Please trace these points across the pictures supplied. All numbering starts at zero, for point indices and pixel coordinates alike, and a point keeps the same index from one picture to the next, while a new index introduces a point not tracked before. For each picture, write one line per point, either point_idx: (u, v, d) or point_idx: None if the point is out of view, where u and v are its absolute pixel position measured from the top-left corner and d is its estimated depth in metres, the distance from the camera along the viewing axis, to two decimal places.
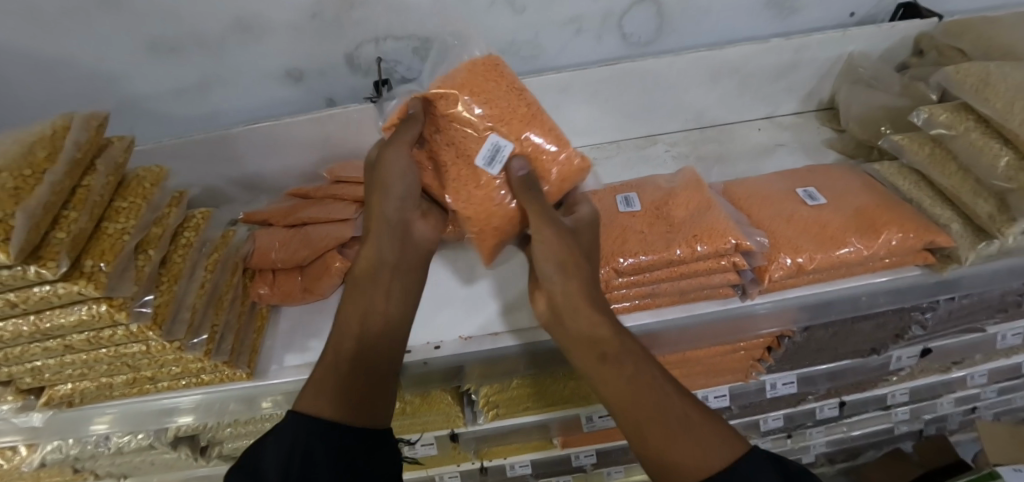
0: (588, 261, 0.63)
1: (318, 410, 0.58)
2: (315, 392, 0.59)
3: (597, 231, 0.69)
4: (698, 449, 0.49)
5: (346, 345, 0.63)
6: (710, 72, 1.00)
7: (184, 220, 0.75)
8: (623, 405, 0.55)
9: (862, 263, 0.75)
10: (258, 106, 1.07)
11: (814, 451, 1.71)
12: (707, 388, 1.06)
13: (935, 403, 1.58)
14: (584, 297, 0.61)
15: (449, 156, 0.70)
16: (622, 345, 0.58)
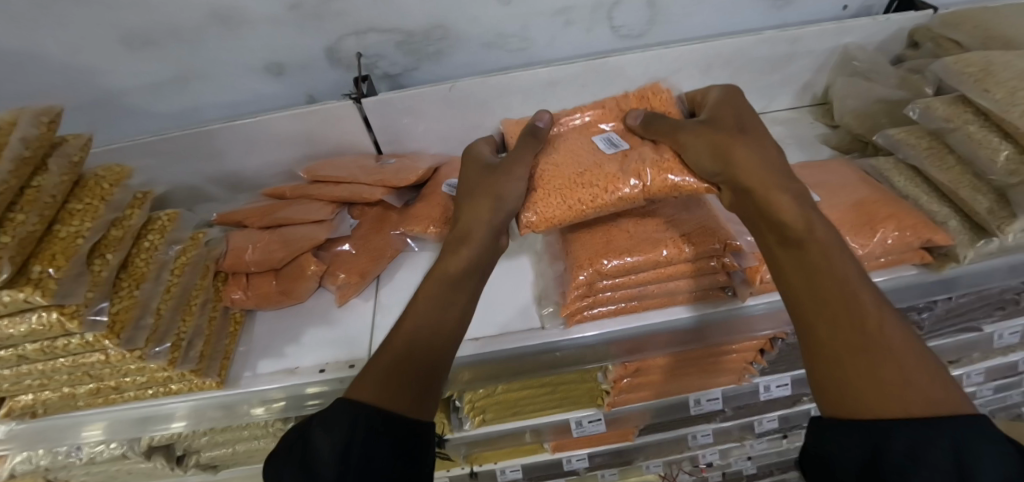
0: (739, 139, 0.64)
1: (370, 390, 0.49)
2: (373, 372, 0.52)
3: (740, 104, 0.72)
4: (901, 376, 0.41)
5: (411, 331, 0.56)
6: (703, 66, 0.96)
7: (148, 222, 0.71)
8: (813, 312, 0.48)
9: (858, 262, 0.72)
10: (234, 103, 1.00)
11: None
12: (701, 390, 1.03)
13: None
14: (769, 188, 0.58)
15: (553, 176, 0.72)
16: (807, 240, 0.52)
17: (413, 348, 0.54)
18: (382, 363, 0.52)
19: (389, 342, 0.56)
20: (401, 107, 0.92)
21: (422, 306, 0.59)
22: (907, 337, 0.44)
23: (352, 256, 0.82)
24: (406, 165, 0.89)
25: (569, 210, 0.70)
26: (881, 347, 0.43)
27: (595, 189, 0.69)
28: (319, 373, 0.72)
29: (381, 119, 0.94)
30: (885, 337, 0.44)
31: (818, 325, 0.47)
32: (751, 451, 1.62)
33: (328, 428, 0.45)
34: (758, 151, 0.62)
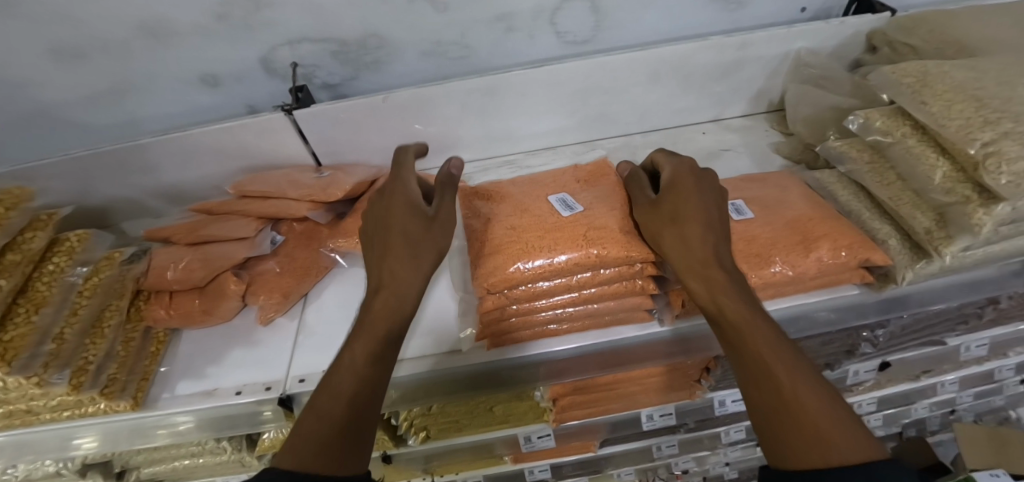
0: (688, 216, 0.59)
1: (305, 453, 0.45)
2: (307, 432, 0.47)
3: (694, 184, 0.64)
4: (821, 434, 0.41)
5: (338, 389, 0.51)
6: (649, 72, 0.93)
7: (56, 244, 0.71)
8: (743, 373, 0.49)
9: (791, 283, 0.69)
10: (174, 114, 0.99)
11: None
12: (652, 407, 0.99)
13: (908, 409, 1.52)
14: (692, 248, 0.57)
15: (498, 235, 0.67)
16: (732, 297, 0.53)
17: (347, 399, 0.51)
18: (313, 424, 0.48)
19: (316, 398, 0.52)
20: (335, 118, 0.90)
21: (350, 354, 0.54)
22: (827, 393, 0.45)
23: (274, 274, 0.80)
24: (336, 179, 0.87)
25: (526, 268, 0.63)
26: (801, 399, 0.44)
27: (552, 253, 0.63)
28: (236, 395, 0.70)
29: (316, 131, 0.91)
30: (803, 389, 0.45)
31: (750, 389, 0.48)
32: (725, 459, 1.59)
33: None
34: (692, 205, 0.60)
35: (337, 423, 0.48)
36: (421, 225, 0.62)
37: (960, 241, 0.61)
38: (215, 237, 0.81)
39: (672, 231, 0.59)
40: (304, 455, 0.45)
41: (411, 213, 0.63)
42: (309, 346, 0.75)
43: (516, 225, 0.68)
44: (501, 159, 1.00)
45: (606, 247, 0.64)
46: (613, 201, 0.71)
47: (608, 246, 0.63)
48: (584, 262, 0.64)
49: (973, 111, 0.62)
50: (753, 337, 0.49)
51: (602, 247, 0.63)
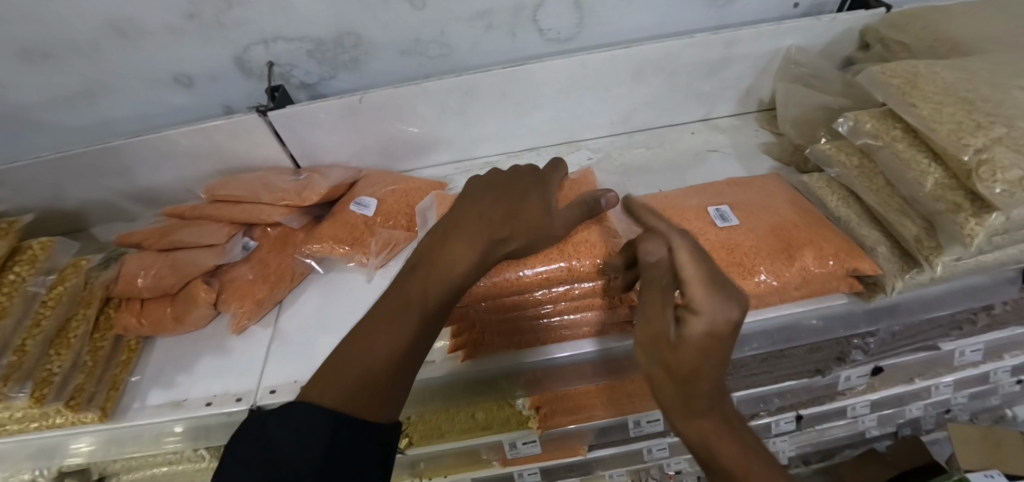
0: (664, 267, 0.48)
1: (332, 391, 0.45)
2: (342, 365, 0.47)
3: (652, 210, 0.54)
4: None
5: (391, 322, 0.49)
6: (633, 71, 0.90)
7: (18, 252, 0.68)
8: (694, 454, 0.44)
9: (774, 293, 0.67)
10: (150, 114, 0.97)
11: (782, 458, 1.64)
12: (639, 413, 0.97)
13: (902, 411, 1.50)
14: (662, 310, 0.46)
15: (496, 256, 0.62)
16: (716, 395, 0.44)
17: (402, 339, 0.48)
18: (357, 356, 0.48)
19: (365, 327, 0.50)
20: (308, 119, 0.87)
21: (413, 289, 0.51)
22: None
23: (246, 281, 0.78)
24: (312, 183, 0.85)
25: (489, 284, 0.60)
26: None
27: (522, 267, 0.60)
28: (205, 406, 0.69)
29: (292, 132, 0.89)
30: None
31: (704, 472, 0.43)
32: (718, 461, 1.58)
33: (299, 425, 0.42)
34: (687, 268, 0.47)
35: (376, 363, 0.47)
36: (538, 209, 0.58)
37: (951, 251, 0.59)
38: (185, 243, 0.79)
39: (654, 298, 0.46)
40: (336, 397, 0.45)
41: (474, 227, 0.55)
42: (281, 355, 0.73)
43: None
44: (483, 161, 0.98)
45: (579, 261, 0.60)
46: None
47: (580, 260, 0.60)
48: (551, 280, 0.61)
49: (964, 115, 0.59)
50: (731, 454, 0.41)
51: (575, 260, 0.60)
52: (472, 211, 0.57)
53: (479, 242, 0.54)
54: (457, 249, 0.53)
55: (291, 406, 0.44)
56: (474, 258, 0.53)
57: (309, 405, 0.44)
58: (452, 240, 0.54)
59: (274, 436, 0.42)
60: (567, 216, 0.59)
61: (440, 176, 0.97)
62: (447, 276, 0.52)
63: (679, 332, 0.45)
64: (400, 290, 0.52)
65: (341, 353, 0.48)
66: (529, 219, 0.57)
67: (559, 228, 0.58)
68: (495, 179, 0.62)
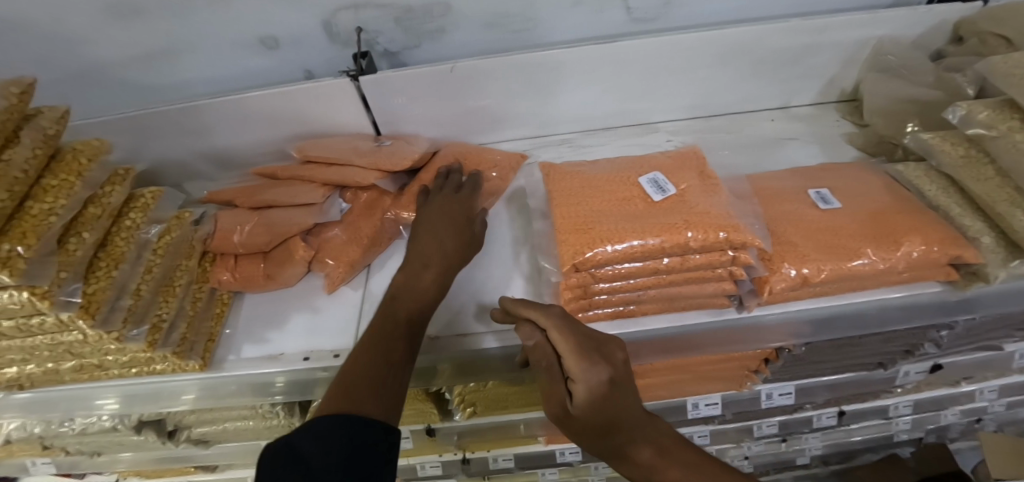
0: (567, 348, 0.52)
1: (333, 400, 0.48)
2: (345, 379, 0.51)
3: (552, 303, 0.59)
4: None
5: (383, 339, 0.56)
6: (720, 54, 0.90)
7: (131, 199, 0.69)
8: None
9: (875, 276, 0.67)
10: (227, 76, 0.96)
11: (808, 454, 1.67)
12: (699, 394, 0.99)
13: (938, 415, 1.50)
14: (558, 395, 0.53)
15: (604, 224, 0.58)
16: (631, 431, 0.50)
17: (382, 357, 0.54)
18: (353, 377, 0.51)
19: (356, 356, 0.55)
20: (396, 88, 0.88)
21: (385, 324, 0.59)
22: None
23: (338, 242, 0.78)
24: (401, 150, 0.86)
25: (616, 251, 0.56)
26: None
27: (641, 237, 0.56)
28: (303, 361, 0.70)
29: (377, 99, 0.89)
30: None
31: None
32: (748, 453, 1.58)
33: (323, 441, 0.42)
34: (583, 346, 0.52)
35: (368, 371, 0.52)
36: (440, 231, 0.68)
37: None
38: (277, 202, 0.79)
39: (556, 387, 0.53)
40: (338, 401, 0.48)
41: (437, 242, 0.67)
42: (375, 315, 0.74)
43: (593, 196, 0.62)
44: (559, 138, 0.98)
45: (702, 231, 0.56)
46: (705, 180, 0.63)
47: (705, 232, 0.56)
48: (677, 250, 0.57)
49: None
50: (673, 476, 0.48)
51: (694, 231, 0.56)
52: (424, 240, 0.67)
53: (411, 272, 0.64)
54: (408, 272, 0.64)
55: (313, 425, 0.44)
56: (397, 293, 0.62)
57: (323, 420, 0.45)
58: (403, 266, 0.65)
59: (302, 450, 0.41)
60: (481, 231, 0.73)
61: (517, 149, 0.97)
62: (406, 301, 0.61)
63: (575, 404, 0.50)
64: (377, 327, 0.58)
65: (345, 375, 0.52)
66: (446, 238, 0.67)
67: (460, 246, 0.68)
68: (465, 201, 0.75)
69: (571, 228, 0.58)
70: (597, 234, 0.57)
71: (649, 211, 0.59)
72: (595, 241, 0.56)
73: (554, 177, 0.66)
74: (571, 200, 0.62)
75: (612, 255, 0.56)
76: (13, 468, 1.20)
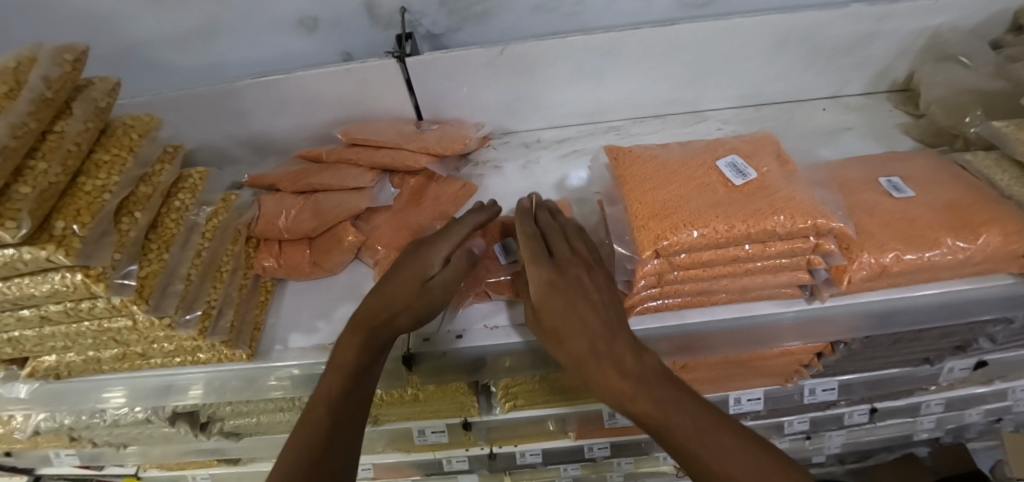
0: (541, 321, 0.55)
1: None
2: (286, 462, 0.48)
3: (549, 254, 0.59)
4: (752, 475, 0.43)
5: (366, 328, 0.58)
6: (778, 40, 0.87)
7: (179, 180, 0.65)
8: None
9: (954, 267, 0.64)
10: (265, 58, 0.92)
11: (826, 453, 1.60)
12: (743, 389, 0.97)
13: (962, 414, 1.46)
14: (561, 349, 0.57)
15: (685, 208, 0.56)
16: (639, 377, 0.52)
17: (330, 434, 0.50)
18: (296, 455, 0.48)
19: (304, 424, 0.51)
20: (443, 71, 0.85)
21: (328, 386, 0.55)
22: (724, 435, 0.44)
23: (387, 225, 0.76)
24: (449, 134, 0.85)
25: (700, 235, 0.54)
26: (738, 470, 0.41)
27: (726, 221, 0.54)
28: None
29: (423, 83, 0.86)
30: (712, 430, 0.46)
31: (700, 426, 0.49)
32: None
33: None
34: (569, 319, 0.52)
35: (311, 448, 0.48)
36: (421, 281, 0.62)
37: None
38: (324, 186, 0.77)
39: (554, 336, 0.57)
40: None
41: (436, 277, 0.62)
42: None
43: (671, 180, 0.60)
44: (605, 125, 0.95)
45: (790, 217, 0.54)
46: (786, 166, 0.61)
47: (792, 217, 0.54)
48: (762, 236, 0.55)
49: None
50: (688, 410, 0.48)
51: (781, 216, 0.54)
52: (395, 285, 0.60)
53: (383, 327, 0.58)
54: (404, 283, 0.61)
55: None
56: (355, 346, 0.57)
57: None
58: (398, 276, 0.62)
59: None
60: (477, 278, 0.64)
61: (562, 137, 0.94)
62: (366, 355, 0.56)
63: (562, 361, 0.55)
64: (320, 391, 0.54)
65: (287, 457, 0.48)
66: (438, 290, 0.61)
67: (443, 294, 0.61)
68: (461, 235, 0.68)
69: (648, 212, 0.57)
70: (678, 217, 0.55)
71: (732, 196, 0.57)
72: (676, 225, 0.54)
73: (625, 161, 0.64)
74: (646, 184, 0.60)
75: (696, 240, 0.54)
76: (34, 459, 1.17)
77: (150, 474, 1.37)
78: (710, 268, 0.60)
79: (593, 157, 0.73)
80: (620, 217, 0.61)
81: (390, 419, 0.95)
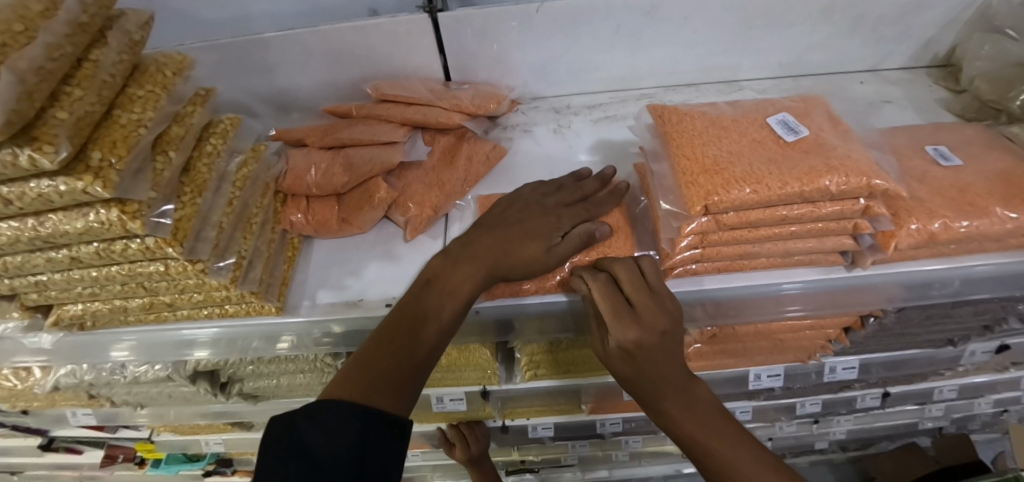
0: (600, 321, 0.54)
1: (341, 391, 0.44)
2: (357, 363, 0.47)
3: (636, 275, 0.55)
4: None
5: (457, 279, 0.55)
6: (823, 6, 0.85)
7: (209, 125, 0.63)
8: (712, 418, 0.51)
9: (1001, 238, 0.62)
10: (293, 12, 0.90)
11: (832, 439, 1.60)
12: (764, 365, 0.96)
13: (972, 403, 1.45)
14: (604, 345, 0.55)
15: (738, 166, 0.55)
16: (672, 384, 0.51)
17: (412, 358, 0.49)
18: (376, 361, 0.47)
19: (379, 336, 0.50)
20: (477, 28, 0.83)
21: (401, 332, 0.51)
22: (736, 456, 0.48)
23: (422, 180, 0.76)
24: (481, 92, 0.87)
25: (751, 191, 0.53)
26: None
27: (780, 179, 0.53)
28: (386, 307, 0.65)
29: (456, 40, 0.84)
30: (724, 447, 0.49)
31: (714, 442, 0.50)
32: (778, 433, 1.52)
33: (334, 427, 0.39)
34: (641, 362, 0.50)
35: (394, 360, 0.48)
36: (501, 246, 0.57)
37: None
38: (355, 141, 0.77)
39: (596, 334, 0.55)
40: (353, 396, 0.43)
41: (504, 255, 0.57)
42: None
43: (721, 139, 0.59)
44: (637, 93, 0.93)
45: (845, 177, 0.53)
46: (838, 129, 0.60)
47: (849, 179, 0.53)
48: (815, 195, 0.53)
49: None
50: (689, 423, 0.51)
51: (836, 177, 0.53)
52: (478, 243, 0.59)
53: (465, 282, 0.55)
54: (478, 252, 0.57)
55: (320, 408, 0.41)
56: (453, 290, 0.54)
57: (334, 407, 0.41)
58: (474, 240, 0.59)
59: (306, 439, 0.38)
60: (561, 257, 0.58)
61: (593, 103, 0.93)
62: (452, 298, 0.54)
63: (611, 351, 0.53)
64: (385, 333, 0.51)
65: (362, 360, 0.48)
66: (512, 255, 0.57)
67: (519, 262, 0.57)
68: (561, 210, 0.63)
69: (696, 168, 0.56)
70: (731, 175, 0.54)
71: (785, 156, 0.56)
72: (725, 181, 0.53)
73: (675, 120, 0.64)
74: (695, 141, 0.59)
75: (748, 197, 0.53)
76: (50, 418, 1.17)
77: (163, 437, 1.37)
78: (755, 230, 0.58)
79: (634, 116, 0.72)
80: (666, 174, 0.60)
81: None
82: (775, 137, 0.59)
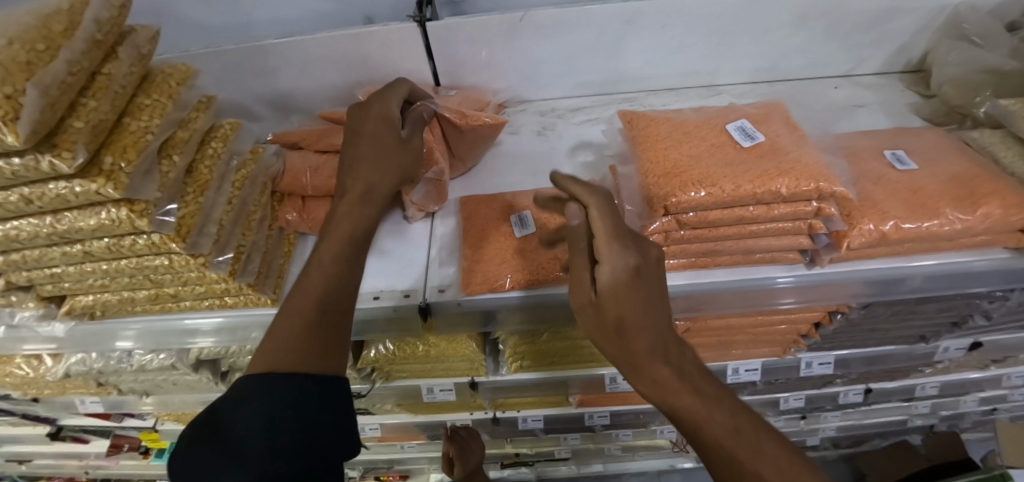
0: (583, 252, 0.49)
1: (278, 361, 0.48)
2: (273, 344, 0.49)
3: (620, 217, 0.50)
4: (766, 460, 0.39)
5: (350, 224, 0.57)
6: (796, 14, 0.89)
7: (211, 130, 0.68)
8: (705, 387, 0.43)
9: (953, 238, 0.66)
10: (293, 20, 0.94)
11: (819, 435, 1.63)
12: (742, 358, 1.00)
13: (957, 401, 1.48)
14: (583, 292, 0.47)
15: (695, 169, 0.60)
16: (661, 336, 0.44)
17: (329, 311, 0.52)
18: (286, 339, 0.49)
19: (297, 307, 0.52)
20: (466, 36, 0.88)
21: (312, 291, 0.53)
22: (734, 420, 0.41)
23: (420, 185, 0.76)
24: (469, 97, 0.91)
25: (707, 192, 0.58)
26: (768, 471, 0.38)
27: (734, 182, 0.58)
28: (375, 299, 0.70)
29: (445, 47, 0.89)
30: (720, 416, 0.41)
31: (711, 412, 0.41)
32: None
33: (246, 404, 0.45)
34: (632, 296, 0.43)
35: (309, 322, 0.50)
36: (372, 174, 0.60)
37: None
38: None
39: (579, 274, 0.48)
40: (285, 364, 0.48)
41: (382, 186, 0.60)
42: (443, 257, 0.76)
43: (683, 144, 0.64)
44: (620, 97, 0.97)
45: (794, 181, 0.58)
46: (793, 137, 0.65)
47: (798, 183, 0.58)
48: (766, 197, 0.58)
49: None
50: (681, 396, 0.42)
51: (784, 181, 0.58)
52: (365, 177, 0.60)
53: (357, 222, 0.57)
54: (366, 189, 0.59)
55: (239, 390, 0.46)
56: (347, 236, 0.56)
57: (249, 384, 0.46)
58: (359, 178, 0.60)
59: (226, 418, 0.44)
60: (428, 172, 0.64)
61: (577, 106, 0.97)
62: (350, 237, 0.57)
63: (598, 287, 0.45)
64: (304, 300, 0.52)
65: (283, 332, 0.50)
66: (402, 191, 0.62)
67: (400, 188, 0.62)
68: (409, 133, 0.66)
69: (658, 171, 0.61)
70: (690, 177, 0.59)
71: (740, 160, 0.61)
72: (683, 182, 0.58)
73: (643, 126, 0.69)
74: (659, 145, 0.64)
75: (704, 197, 0.58)
76: (60, 406, 1.23)
77: (167, 426, 1.43)
78: (716, 228, 0.63)
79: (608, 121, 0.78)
80: (633, 176, 0.65)
81: (402, 375, 1.00)
82: (733, 143, 0.64)
